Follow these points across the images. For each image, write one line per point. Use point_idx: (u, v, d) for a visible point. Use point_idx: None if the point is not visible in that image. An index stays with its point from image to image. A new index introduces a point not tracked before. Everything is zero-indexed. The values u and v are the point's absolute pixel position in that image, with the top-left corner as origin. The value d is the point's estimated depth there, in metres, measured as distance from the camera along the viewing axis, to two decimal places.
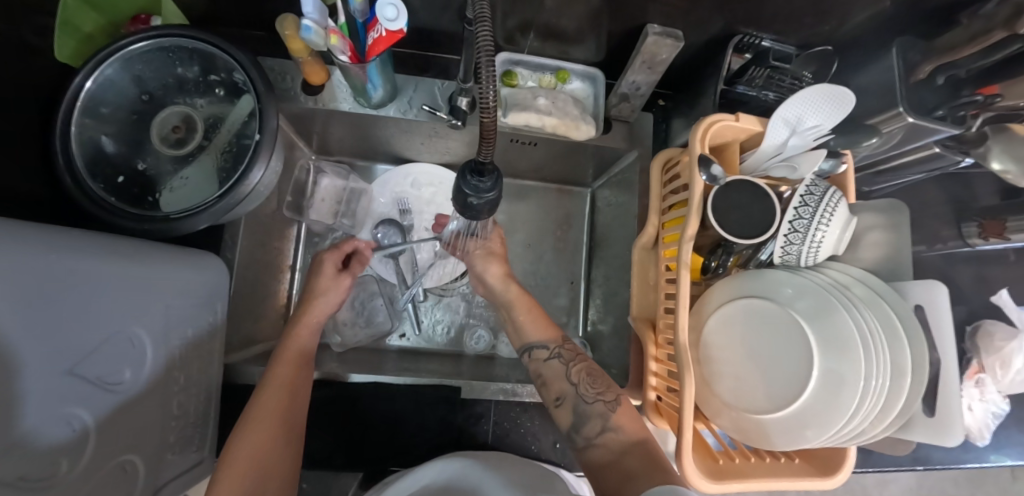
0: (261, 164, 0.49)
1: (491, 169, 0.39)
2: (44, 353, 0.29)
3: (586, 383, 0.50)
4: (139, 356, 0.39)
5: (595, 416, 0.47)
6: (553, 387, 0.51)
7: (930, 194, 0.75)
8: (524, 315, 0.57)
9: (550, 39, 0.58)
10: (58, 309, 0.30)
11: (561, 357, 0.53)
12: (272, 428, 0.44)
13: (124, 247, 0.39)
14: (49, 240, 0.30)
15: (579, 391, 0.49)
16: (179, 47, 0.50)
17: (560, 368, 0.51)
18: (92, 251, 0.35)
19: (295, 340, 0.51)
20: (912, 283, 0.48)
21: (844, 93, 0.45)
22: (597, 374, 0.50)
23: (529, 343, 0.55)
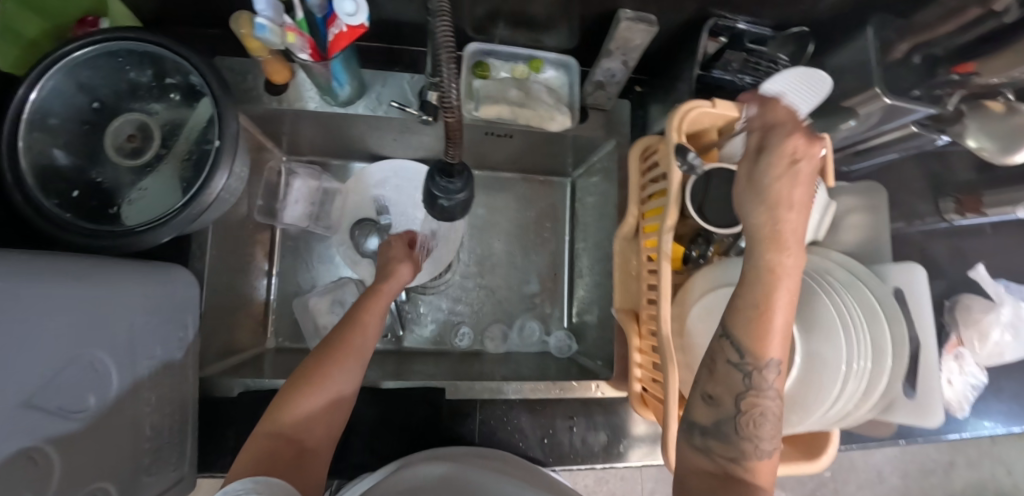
0: (225, 168, 0.47)
1: (460, 169, 0.38)
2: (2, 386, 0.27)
3: (750, 420, 0.37)
4: (103, 380, 0.37)
5: (736, 447, 0.36)
6: (722, 387, 0.38)
7: (909, 172, 0.75)
8: (770, 313, 0.37)
9: (521, 27, 0.56)
10: (11, 340, 0.28)
11: (747, 373, 0.37)
12: (310, 409, 0.42)
13: (74, 267, 0.36)
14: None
15: (734, 418, 0.37)
16: (128, 51, 0.47)
17: (736, 377, 0.37)
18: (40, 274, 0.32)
19: (358, 333, 0.50)
20: (891, 265, 0.48)
21: (823, 78, 0.44)
22: (762, 420, 0.37)
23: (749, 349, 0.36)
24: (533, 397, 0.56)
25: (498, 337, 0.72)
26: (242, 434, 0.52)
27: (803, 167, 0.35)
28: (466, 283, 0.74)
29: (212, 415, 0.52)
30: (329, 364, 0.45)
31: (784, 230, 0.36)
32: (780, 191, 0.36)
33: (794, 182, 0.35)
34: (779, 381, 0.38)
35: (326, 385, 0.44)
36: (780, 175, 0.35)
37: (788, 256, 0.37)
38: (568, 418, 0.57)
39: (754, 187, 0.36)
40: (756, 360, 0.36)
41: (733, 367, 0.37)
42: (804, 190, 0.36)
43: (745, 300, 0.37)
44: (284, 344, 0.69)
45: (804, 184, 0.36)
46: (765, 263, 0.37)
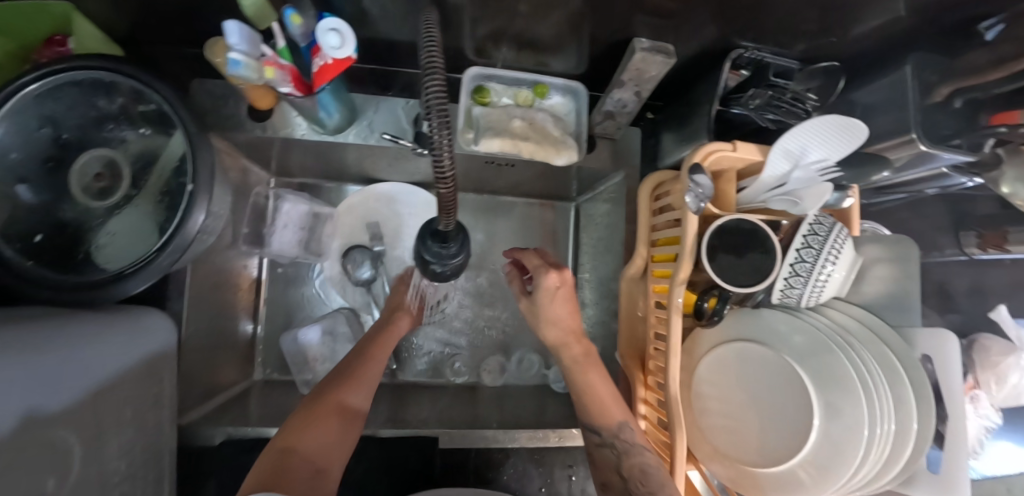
0: (201, 208, 0.43)
1: (456, 232, 0.34)
2: None
3: (637, 479, 0.42)
4: (66, 466, 0.33)
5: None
6: (603, 474, 0.46)
7: (929, 203, 0.71)
8: (587, 393, 0.50)
9: (526, 49, 0.52)
10: None
11: (614, 446, 0.46)
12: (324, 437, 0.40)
13: (17, 335, 0.32)
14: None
15: (628, 488, 0.42)
16: (92, 80, 0.43)
17: (608, 455, 0.47)
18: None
19: (366, 366, 0.49)
20: (919, 330, 0.44)
21: (857, 127, 0.40)
22: (651, 470, 0.42)
23: (585, 424, 0.50)
24: (532, 446, 0.54)
25: (496, 370, 0.68)
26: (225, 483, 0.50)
27: (561, 291, 0.52)
28: (463, 312, 0.71)
29: (193, 465, 0.49)
30: (338, 393, 0.44)
31: (560, 339, 0.53)
32: (541, 318, 0.53)
33: (556, 300, 0.51)
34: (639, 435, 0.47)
35: (330, 411, 0.42)
36: (552, 299, 0.52)
37: (574, 349, 0.52)
38: (566, 467, 0.55)
39: (536, 316, 0.54)
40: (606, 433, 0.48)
41: (601, 447, 0.48)
42: (564, 304, 0.52)
43: (574, 387, 0.52)
44: (273, 376, 0.67)
45: (558, 311, 0.52)
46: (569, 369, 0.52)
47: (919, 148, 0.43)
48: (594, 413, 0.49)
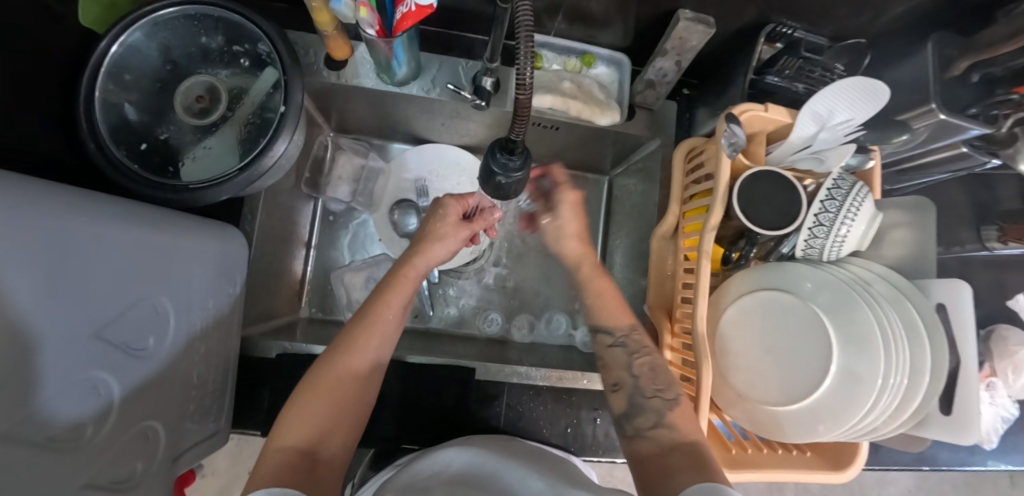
0: (284, 136, 0.48)
1: (521, 148, 0.39)
2: (73, 316, 0.30)
3: (648, 377, 0.47)
4: (162, 324, 0.40)
5: (651, 410, 0.44)
6: (611, 371, 0.50)
7: (952, 193, 0.74)
8: (594, 300, 0.55)
9: (577, 22, 0.57)
10: (85, 267, 0.31)
11: (626, 345, 0.50)
12: (338, 400, 0.41)
13: (147, 212, 0.39)
14: (76, 205, 0.31)
15: (638, 384, 0.47)
16: (205, 15, 0.49)
17: (620, 355, 0.50)
18: (115, 213, 0.34)
19: (385, 309, 0.46)
20: (934, 281, 0.47)
21: (880, 89, 0.44)
22: (660, 370, 0.47)
23: (595, 325, 0.53)
24: (560, 386, 0.57)
25: (525, 326, 0.72)
26: (277, 393, 0.54)
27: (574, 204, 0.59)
28: (497, 271, 0.75)
29: (250, 374, 0.54)
30: (349, 350, 0.43)
31: (578, 253, 0.58)
32: (564, 232, 0.58)
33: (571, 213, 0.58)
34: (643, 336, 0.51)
35: (344, 368, 0.42)
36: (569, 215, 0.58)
37: (592, 272, 0.57)
38: (593, 410, 0.58)
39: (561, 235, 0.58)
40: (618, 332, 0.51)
41: (613, 346, 0.51)
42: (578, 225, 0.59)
43: (586, 288, 0.56)
44: (316, 315, 0.70)
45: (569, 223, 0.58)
46: (587, 278, 0.57)
47: (939, 117, 0.47)
48: (607, 315, 0.52)
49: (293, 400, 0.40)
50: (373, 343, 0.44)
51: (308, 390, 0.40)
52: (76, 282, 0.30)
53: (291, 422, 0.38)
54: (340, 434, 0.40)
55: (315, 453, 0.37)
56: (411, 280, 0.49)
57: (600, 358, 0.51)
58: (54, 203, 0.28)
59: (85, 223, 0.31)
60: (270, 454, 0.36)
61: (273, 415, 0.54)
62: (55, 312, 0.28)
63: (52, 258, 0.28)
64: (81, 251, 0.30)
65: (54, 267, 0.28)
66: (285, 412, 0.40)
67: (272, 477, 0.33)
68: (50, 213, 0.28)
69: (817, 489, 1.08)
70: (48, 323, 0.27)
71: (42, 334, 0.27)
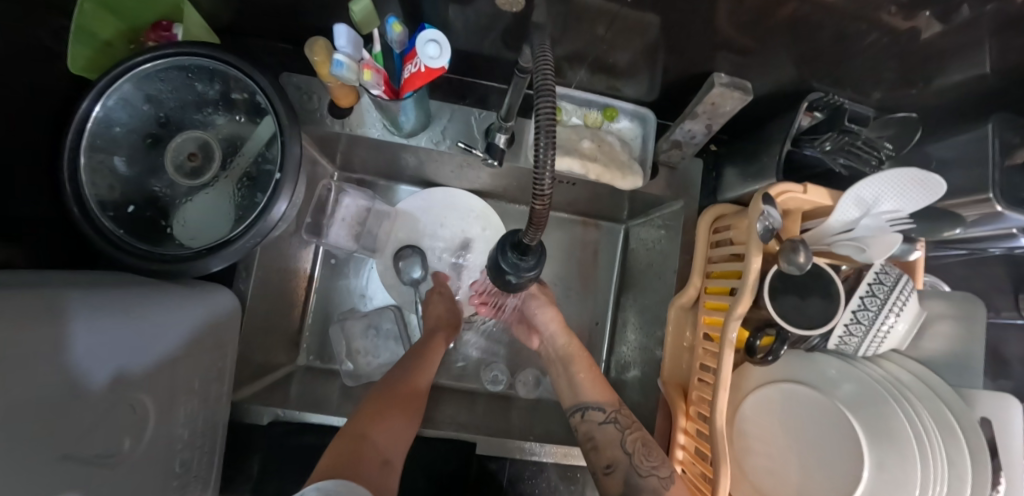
0: (284, 197, 0.45)
1: (535, 247, 0.35)
2: (42, 441, 0.26)
3: (641, 453, 0.47)
4: (141, 421, 0.36)
5: (648, 489, 0.44)
6: (604, 452, 0.48)
7: (991, 260, 0.69)
8: (582, 374, 0.55)
9: (601, 73, 0.53)
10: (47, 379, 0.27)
11: (616, 421, 0.50)
12: (405, 417, 0.45)
13: (110, 300, 0.36)
14: (31, 316, 0.27)
15: (634, 461, 0.46)
16: (198, 66, 0.45)
17: (612, 432, 0.49)
18: (75, 310, 0.31)
19: (428, 365, 0.53)
20: (981, 391, 0.43)
21: (935, 182, 0.40)
22: (653, 446, 0.47)
23: (581, 402, 0.53)
24: (565, 463, 0.54)
25: (530, 382, 0.68)
26: (267, 459, 0.52)
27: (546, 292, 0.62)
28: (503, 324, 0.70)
29: (240, 438, 0.52)
30: (406, 380, 0.49)
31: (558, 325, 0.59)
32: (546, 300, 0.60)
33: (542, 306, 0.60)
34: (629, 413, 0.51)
35: (406, 391, 0.48)
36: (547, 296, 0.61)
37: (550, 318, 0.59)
38: None
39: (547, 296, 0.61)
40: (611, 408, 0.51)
41: (602, 424, 0.50)
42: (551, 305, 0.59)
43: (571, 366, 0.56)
44: (314, 363, 0.68)
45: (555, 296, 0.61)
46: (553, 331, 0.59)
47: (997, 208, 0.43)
48: (593, 391, 0.53)
49: (354, 416, 0.44)
50: (413, 397, 0.48)
51: (375, 402, 0.45)
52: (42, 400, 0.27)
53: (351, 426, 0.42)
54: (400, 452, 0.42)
55: (387, 458, 0.40)
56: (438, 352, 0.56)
57: (591, 438, 0.50)
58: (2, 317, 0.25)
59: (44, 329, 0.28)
60: (342, 441, 0.40)
61: (264, 484, 0.52)
62: (22, 448, 0.24)
63: (10, 382, 0.24)
64: (43, 368, 0.27)
65: (16, 391, 0.25)
66: (350, 421, 0.43)
67: (333, 461, 0.37)
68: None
69: None
70: (20, 465, 0.24)
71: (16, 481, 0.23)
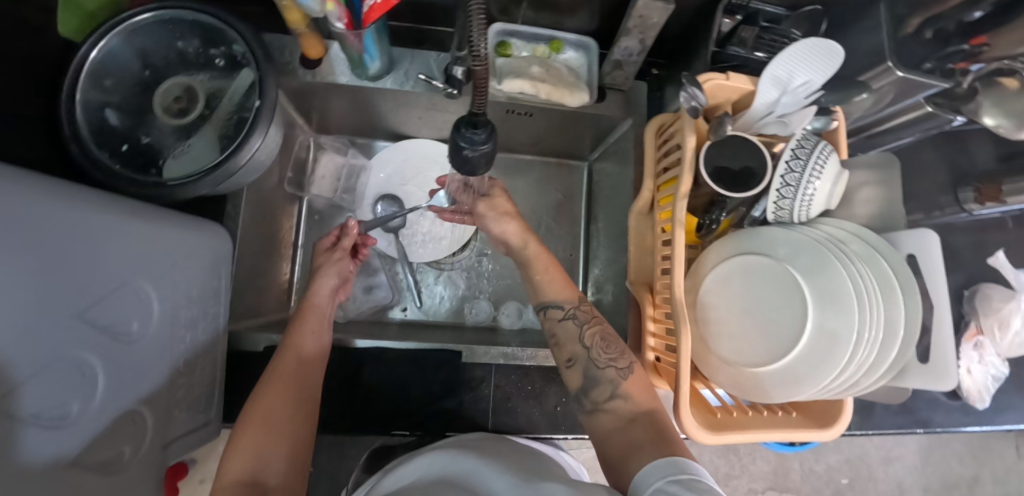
0: (259, 132, 0.50)
1: (484, 121, 0.40)
2: (55, 299, 0.31)
3: (600, 346, 0.46)
4: (145, 309, 0.41)
5: (606, 381, 0.45)
6: (565, 347, 0.48)
7: (928, 157, 0.74)
8: (541, 277, 0.52)
9: (544, 9, 0.59)
10: (63, 239, 0.31)
11: (576, 318, 0.49)
12: (281, 415, 0.41)
13: (126, 203, 0.40)
14: (55, 188, 0.31)
15: (592, 354, 0.46)
16: (180, 20, 0.51)
17: (572, 329, 0.48)
18: (95, 202, 0.36)
19: (302, 330, 0.49)
20: (904, 233, 0.48)
21: (832, 48, 0.45)
22: (611, 337, 0.47)
23: (544, 301, 0.51)
24: (548, 365, 0.57)
25: (513, 313, 0.71)
26: None
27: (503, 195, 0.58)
28: (483, 262, 0.74)
29: (240, 369, 0.55)
30: (269, 378, 0.44)
31: (518, 229, 0.55)
32: (501, 212, 0.55)
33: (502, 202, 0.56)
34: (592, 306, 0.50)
35: (279, 374, 0.45)
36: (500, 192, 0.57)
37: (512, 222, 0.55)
38: None
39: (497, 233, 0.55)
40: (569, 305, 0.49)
41: (562, 321, 0.49)
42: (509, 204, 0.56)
43: (533, 265, 0.53)
44: (307, 312, 0.71)
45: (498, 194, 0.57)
46: (521, 235, 0.55)
47: (897, 74, 0.49)
48: (556, 289, 0.50)
49: (229, 442, 0.39)
50: (300, 356, 0.47)
51: (246, 421, 0.40)
52: (59, 265, 0.31)
53: (234, 455, 0.38)
54: (281, 457, 0.39)
55: (262, 481, 0.37)
56: (316, 312, 0.53)
57: (553, 334, 0.50)
58: (27, 181, 0.29)
59: (64, 208, 0.32)
60: (215, 494, 0.36)
61: None
62: (32, 292, 0.28)
63: (26, 244, 0.28)
64: (60, 237, 0.31)
65: (31, 247, 0.28)
66: (231, 442, 0.39)
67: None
68: (24, 190, 0.28)
69: (823, 468, 1.06)
70: (28, 309, 0.28)
71: (28, 311, 0.28)
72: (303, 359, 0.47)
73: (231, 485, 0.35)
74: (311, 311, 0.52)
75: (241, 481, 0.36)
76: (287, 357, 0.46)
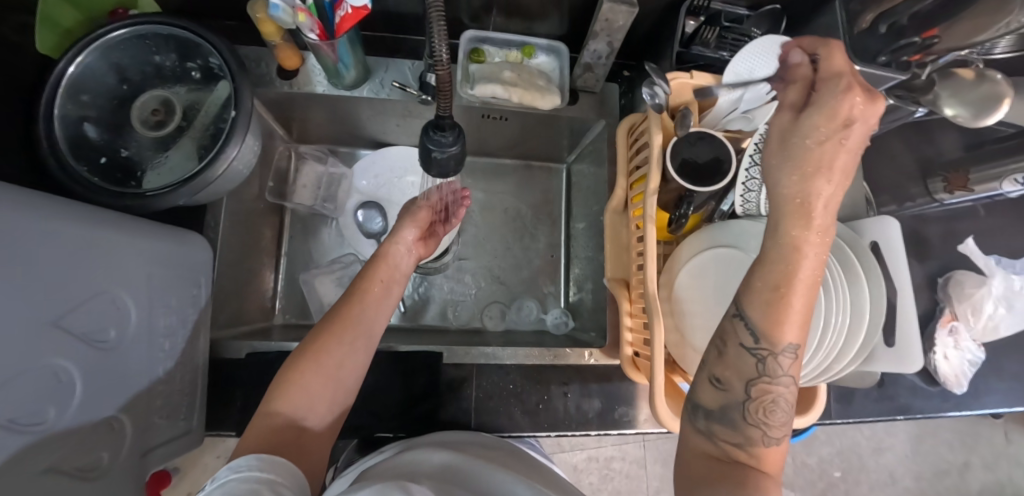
0: (235, 142, 0.51)
1: (451, 123, 0.41)
2: (30, 305, 0.31)
3: (763, 414, 0.36)
4: (122, 317, 0.41)
5: (742, 434, 0.36)
6: (727, 363, 0.38)
7: (896, 149, 0.76)
8: (789, 300, 0.35)
9: (514, 15, 0.60)
10: (40, 247, 0.32)
11: (764, 359, 0.36)
12: (341, 360, 0.44)
13: (104, 213, 0.40)
14: (34, 198, 0.32)
15: (747, 407, 0.37)
16: (156, 34, 0.52)
17: (746, 361, 0.37)
18: (74, 212, 0.36)
19: (375, 277, 0.51)
20: (867, 221, 0.50)
21: (788, 43, 0.49)
22: (777, 404, 0.37)
23: (768, 331, 0.35)
24: (530, 365, 0.58)
25: (497, 315, 0.72)
26: (249, 392, 0.55)
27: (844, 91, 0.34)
28: (465, 266, 0.75)
29: (222, 378, 0.55)
30: (342, 321, 0.46)
31: (838, 178, 0.34)
32: (841, 122, 0.33)
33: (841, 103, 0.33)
34: (796, 366, 0.37)
35: (351, 317, 0.47)
36: (821, 136, 0.34)
37: (812, 228, 0.35)
38: (562, 384, 0.58)
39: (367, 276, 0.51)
40: (771, 344, 0.36)
41: (744, 349, 0.37)
42: (846, 152, 0.34)
43: (801, 263, 0.35)
44: (291, 321, 0.71)
45: (854, 141, 0.34)
46: (791, 240, 0.35)
47: (854, 68, 0.51)
48: (774, 311, 0.35)
49: (280, 373, 0.43)
50: (373, 301, 0.50)
51: (300, 360, 0.43)
52: (34, 273, 0.31)
53: (285, 388, 0.41)
54: (323, 404, 0.42)
55: (300, 422, 0.40)
56: (393, 261, 0.54)
57: (721, 339, 0.38)
58: (7, 190, 0.29)
59: (43, 216, 0.32)
60: (260, 421, 0.39)
61: (246, 416, 0.55)
62: (8, 299, 0.29)
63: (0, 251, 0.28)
64: (37, 244, 0.32)
65: (8, 254, 0.29)
66: (283, 372, 0.42)
67: (260, 443, 0.37)
68: (4, 198, 0.29)
69: (815, 461, 1.07)
70: (3, 313, 0.29)
71: (2, 317, 0.29)
72: (370, 305, 0.49)
73: (276, 423, 0.39)
74: (384, 268, 0.53)
75: (282, 423, 0.39)
76: (362, 307, 0.48)
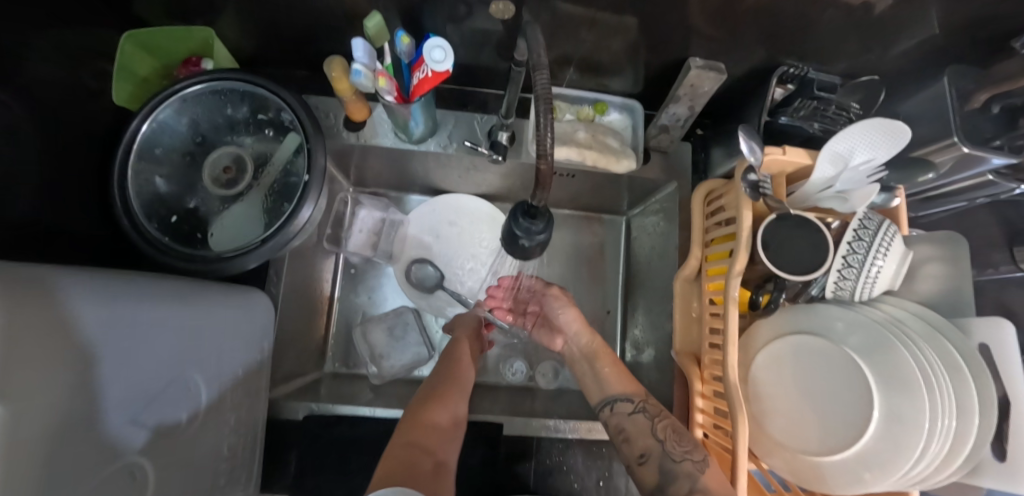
0: (309, 202, 0.49)
1: (542, 212, 0.40)
2: (112, 405, 0.30)
3: (672, 438, 0.45)
4: (193, 398, 0.39)
5: (683, 475, 0.42)
6: (636, 442, 0.47)
7: (981, 215, 0.71)
8: (608, 368, 0.55)
9: (590, 73, 0.58)
10: (124, 339, 0.31)
11: (646, 410, 0.49)
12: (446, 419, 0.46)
13: (179, 290, 0.39)
14: (109, 290, 0.31)
15: (667, 448, 0.45)
16: (230, 89, 0.51)
17: (642, 420, 0.48)
18: (147, 295, 0.34)
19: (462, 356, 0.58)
20: (975, 319, 0.46)
21: (901, 131, 0.44)
22: (684, 430, 0.46)
23: (606, 396, 0.53)
24: (589, 438, 0.55)
25: (550, 373, 0.70)
26: (304, 456, 0.54)
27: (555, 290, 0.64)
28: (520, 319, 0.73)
29: (277, 437, 0.54)
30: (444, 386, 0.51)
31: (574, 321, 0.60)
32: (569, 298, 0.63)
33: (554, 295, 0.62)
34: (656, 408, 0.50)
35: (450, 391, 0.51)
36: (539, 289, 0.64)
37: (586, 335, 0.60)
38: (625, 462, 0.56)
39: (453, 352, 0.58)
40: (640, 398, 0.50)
41: (631, 414, 0.49)
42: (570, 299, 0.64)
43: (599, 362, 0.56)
44: (340, 369, 0.69)
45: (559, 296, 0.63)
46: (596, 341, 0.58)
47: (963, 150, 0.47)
48: (617, 384, 0.53)
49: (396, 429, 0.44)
50: (464, 376, 0.54)
51: (414, 420, 0.45)
52: (115, 368, 0.30)
53: (397, 442, 0.42)
54: (435, 459, 0.42)
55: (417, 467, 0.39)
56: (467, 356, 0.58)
57: (621, 431, 0.49)
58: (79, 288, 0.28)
59: (118, 309, 0.31)
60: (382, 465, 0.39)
61: (300, 482, 0.53)
62: (91, 407, 0.27)
63: (75, 361, 0.26)
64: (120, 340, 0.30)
65: (94, 357, 0.28)
66: (396, 432, 0.44)
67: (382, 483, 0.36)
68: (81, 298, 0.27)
69: None
70: (87, 424, 0.27)
71: (85, 428, 0.27)
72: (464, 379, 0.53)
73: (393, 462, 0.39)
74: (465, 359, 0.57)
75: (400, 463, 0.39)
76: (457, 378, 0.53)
